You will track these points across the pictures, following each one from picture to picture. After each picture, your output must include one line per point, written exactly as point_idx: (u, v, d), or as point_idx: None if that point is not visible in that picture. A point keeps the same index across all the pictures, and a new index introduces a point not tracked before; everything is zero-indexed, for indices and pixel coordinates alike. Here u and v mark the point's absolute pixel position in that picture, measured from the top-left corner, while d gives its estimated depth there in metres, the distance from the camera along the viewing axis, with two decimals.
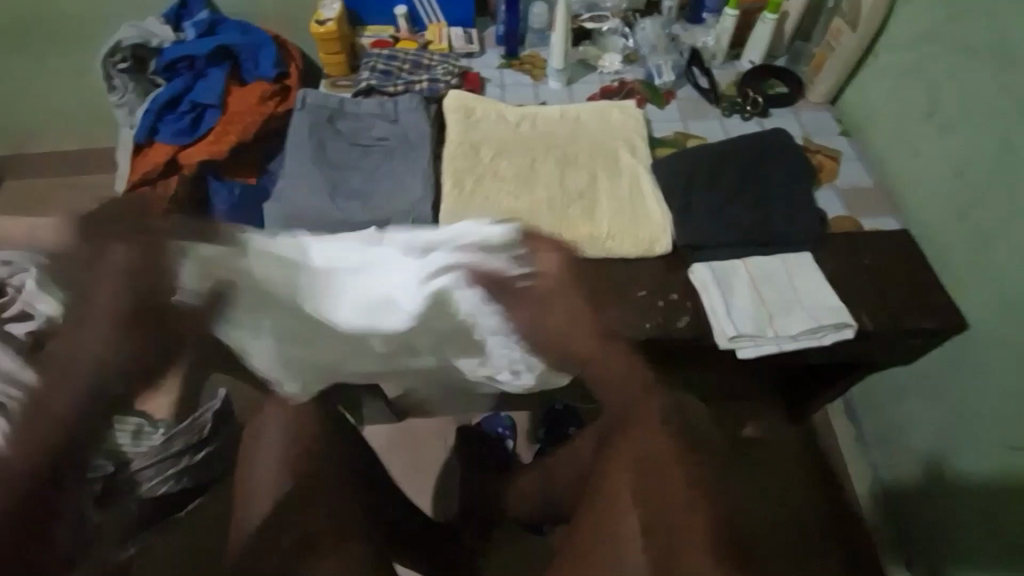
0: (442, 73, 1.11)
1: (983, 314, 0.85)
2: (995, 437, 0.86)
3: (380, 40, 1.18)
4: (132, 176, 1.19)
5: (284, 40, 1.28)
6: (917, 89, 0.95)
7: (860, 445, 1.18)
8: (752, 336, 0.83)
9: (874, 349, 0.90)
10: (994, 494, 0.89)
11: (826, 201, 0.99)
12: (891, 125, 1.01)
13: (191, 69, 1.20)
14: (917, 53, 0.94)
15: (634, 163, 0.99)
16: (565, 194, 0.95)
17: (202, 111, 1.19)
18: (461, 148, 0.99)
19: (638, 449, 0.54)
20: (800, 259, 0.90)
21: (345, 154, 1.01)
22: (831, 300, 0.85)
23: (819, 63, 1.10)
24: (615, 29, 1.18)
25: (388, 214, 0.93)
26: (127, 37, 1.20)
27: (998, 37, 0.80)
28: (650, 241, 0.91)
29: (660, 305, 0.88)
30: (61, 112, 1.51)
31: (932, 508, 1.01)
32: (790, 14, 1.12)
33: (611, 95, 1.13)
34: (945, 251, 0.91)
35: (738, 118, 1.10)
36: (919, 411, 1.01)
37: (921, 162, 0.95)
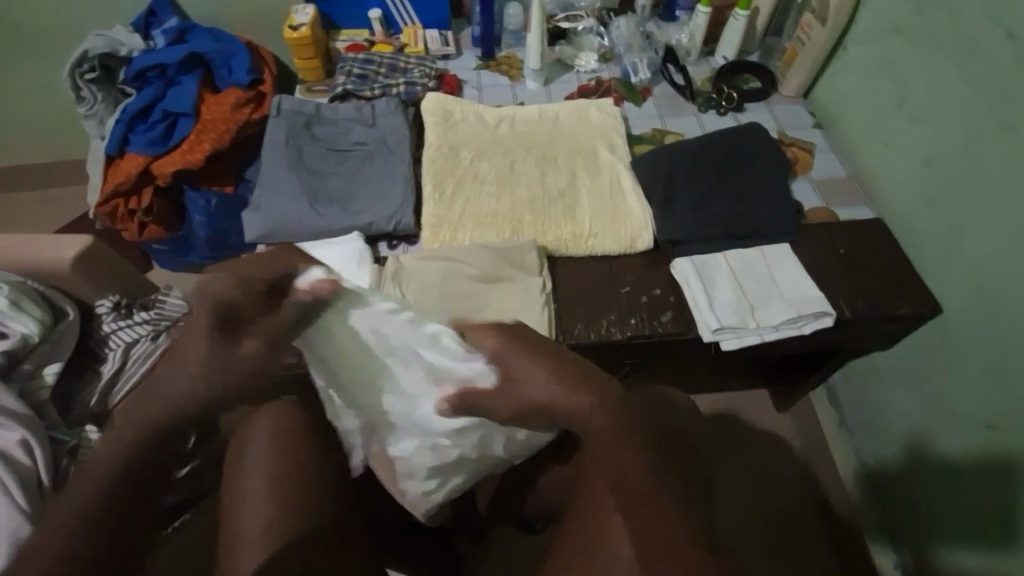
0: (419, 75, 1.10)
1: (956, 299, 0.88)
2: (972, 417, 0.89)
3: (355, 44, 1.17)
4: (105, 189, 1.18)
5: (257, 46, 1.26)
6: (886, 81, 0.97)
7: (843, 431, 1.21)
8: (734, 328, 0.84)
9: (852, 335, 0.92)
10: (972, 474, 0.91)
11: (801, 193, 1.02)
12: (862, 117, 1.03)
13: (162, 77, 1.17)
14: (885, 46, 0.96)
15: (614, 161, 0.99)
16: (547, 194, 0.95)
17: (175, 120, 1.16)
18: (440, 151, 0.99)
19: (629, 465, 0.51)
20: (779, 251, 0.92)
21: (323, 160, 1.00)
22: (810, 290, 0.87)
23: (790, 58, 1.12)
24: (590, 29, 1.19)
25: (370, 219, 0.93)
26: (94, 46, 1.17)
27: (962, 31, 0.82)
28: (632, 237, 0.92)
29: (644, 301, 0.89)
30: (28, 124, 1.47)
31: (914, 490, 1.04)
32: (761, 10, 1.14)
33: (588, 93, 1.13)
34: (919, 239, 0.93)
35: (714, 113, 1.12)
36: (899, 395, 1.03)
37: (892, 152, 0.97)
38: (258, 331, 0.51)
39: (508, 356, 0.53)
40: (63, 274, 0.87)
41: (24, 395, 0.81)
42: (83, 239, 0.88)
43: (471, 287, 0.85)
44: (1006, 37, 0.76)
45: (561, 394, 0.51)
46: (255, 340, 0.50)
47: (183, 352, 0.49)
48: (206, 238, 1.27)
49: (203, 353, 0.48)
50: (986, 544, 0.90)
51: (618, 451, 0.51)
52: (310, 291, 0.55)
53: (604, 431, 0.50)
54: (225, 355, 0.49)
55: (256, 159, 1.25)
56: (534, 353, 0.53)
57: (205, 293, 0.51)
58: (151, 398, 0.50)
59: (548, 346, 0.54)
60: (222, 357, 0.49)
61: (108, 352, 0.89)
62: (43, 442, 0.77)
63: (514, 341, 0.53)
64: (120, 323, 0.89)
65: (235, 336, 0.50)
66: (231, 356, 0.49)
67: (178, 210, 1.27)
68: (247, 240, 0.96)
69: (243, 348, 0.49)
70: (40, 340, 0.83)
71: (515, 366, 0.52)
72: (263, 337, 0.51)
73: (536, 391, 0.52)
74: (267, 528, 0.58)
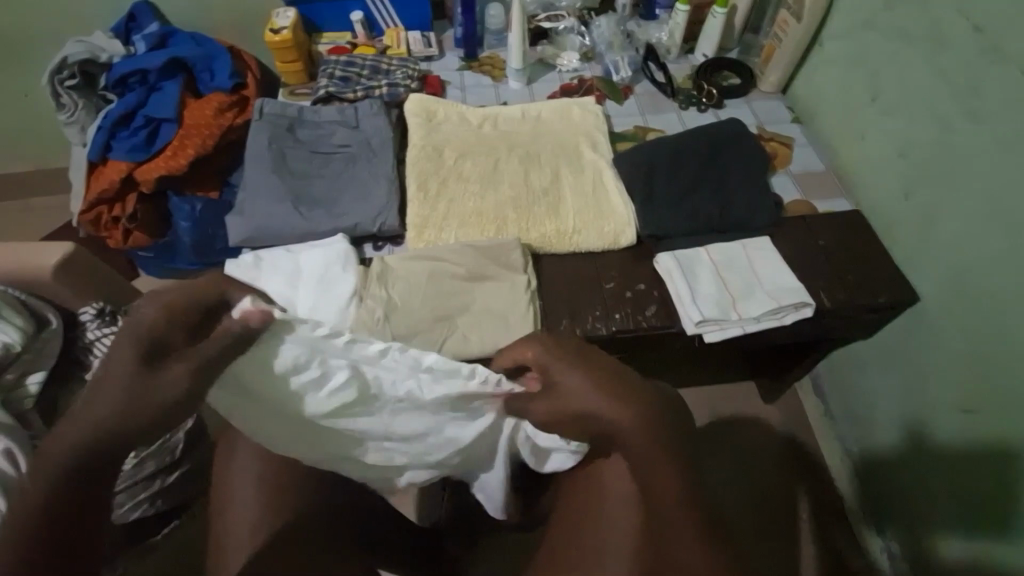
0: (401, 77, 1.10)
1: (932, 288, 0.90)
2: (950, 402, 0.91)
3: (337, 47, 1.17)
4: (88, 197, 1.17)
5: (239, 51, 1.25)
6: (860, 75, 0.99)
7: (828, 419, 1.23)
8: (716, 321, 0.85)
9: (833, 325, 0.93)
10: (958, 463, 0.91)
11: (781, 186, 1.03)
12: (839, 111, 1.05)
13: (143, 83, 1.17)
14: (858, 41, 0.98)
15: (597, 158, 1.00)
16: (530, 192, 0.96)
17: (157, 125, 1.16)
18: (424, 151, 0.99)
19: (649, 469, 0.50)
20: (759, 243, 0.93)
21: (306, 163, 1.00)
22: (790, 281, 0.88)
23: (769, 54, 1.13)
24: (571, 28, 1.20)
25: (355, 219, 0.93)
26: (73, 53, 1.16)
27: (930, 25, 0.84)
28: (615, 233, 0.93)
29: (628, 296, 0.90)
30: (9, 132, 1.46)
31: (897, 478, 1.06)
32: (738, 8, 1.15)
33: (571, 92, 1.14)
34: (895, 230, 0.95)
35: (695, 110, 1.13)
36: (880, 383, 1.05)
37: (868, 145, 0.99)
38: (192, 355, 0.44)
39: (550, 361, 0.56)
40: (46, 280, 0.87)
41: (8, 405, 0.80)
42: (64, 247, 0.87)
43: (457, 286, 0.85)
44: (972, 30, 0.78)
45: (598, 400, 0.52)
46: (180, 366, 0.43)
47: (109, 377, 0.41)
48: (192, 244, 1.26)
49: (128, 379, 0.41)
50: (964, 527, 0.92)
51: (653, 459, 0.50)
52: (240, 324, 0.48)
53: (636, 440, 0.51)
54: (154, 387, 0.42)
55: (240, 163, 1.24)
56: (570, 357, 0.56)
57: (127, 320, 0.43)
58: (79, 428, 0.41)
59: (580, 349, 0.57)
60: (147, 386, 0.42)
61: (92, 360, 0.88)
62: (27, 453, 0.76)
63: (547, 341, 0.58)
64: (103, 330, 0.89)
65: (160, 363, 0.43)
66: (161, 380, 0.42)
67: (163, 215, 1.25)
68: (232, 244, 0.96)
69: (171, 374, 0.43)
70: (23, 349, 0.82)
71: (557, 369, 0.55)
72: (189, 364, 0.43)
73: (570, 392, 0.54)
74: (256, 525, 0.61)
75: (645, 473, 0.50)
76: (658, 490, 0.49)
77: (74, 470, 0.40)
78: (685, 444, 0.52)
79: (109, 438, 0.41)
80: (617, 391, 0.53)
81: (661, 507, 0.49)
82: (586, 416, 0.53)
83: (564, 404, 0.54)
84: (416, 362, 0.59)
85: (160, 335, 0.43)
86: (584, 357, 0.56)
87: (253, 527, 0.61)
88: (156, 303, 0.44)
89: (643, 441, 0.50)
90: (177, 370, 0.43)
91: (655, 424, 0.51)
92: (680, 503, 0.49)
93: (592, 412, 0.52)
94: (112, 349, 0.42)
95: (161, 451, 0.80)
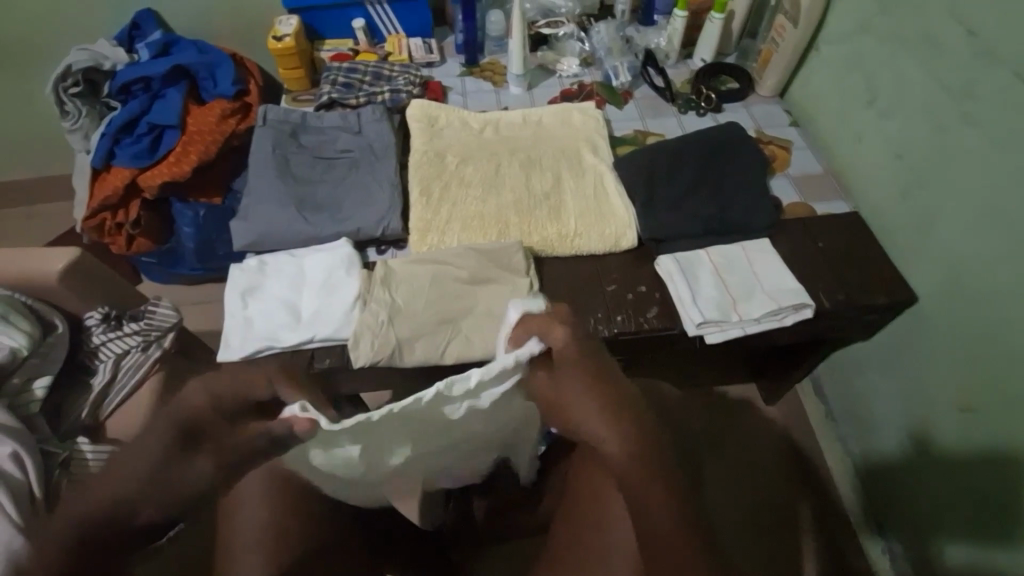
0: (404, 83, 1.12)
1: (931, 288, 0.91)
2: (948, 401, 0.91)
3: (339, 53, 1.18)
4: (91, 204, 1.18)
5: (242, 58, 1.27)
6: (857, 80, 1.00)
7: (829, 421, 1.23)
8: (717, 322, 0.86)
9: (833, 326, 0.94)
10: (960, 464, 0.91)
11: (780, 189, 1.04)
12: (836, 115, 1.06)
13: (147, 90, 1.18)
14: (854, 46, 1.00)
15: (597, 162, 1.01)
16: (531, 196, 0.97)
17: (161, 132, 1.16)
18: (426, 156, 1.00)
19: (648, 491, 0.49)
20: (759, 245, 0.94)
21: (309, 169, 1.01)
22: (790, 282, 0.89)
23: (767, 58, 1.15)
24: (570, 34, 1.22)
25: (359, 224, 0.94)
26: (78, 61, 1.17)
27: (925, 29, 0.85)
28: (616, 236, 0.94)
29: (630, 298, 0.91)
30: (12, 138, 1.46)
31: (898, 478, 1.06)
32: (736, 14, 1.17)
33: (571, 97, 1.16)
34: (893, 231, 0.96)
35: (694, 114, 1.14)
36: (880, 383, 1.06)
37: (865, 148, 1.00)
38: (213, 449, 0.47)
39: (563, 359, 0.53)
40: (52, 285, 0.87)
41: (14, 409, 0.81)
42: (69, 252, 0.88)
43: (459, 289, 0.86)
44: (966, 35, 0.79)
45: (602, 412, 0.51)
46: (208, 457, 0.47)
47: (139, 454, 0.46)
48: (194, 249, 1.29)
49: (155, 461, 0.45)
50: (963, 524, 0.93)
51: (649, 484, 0.49)
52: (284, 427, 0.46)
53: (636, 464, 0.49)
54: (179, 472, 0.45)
55: (243, 169, 1.25)
56: (579, 371, 0.53)
57: (175, 403, 0.48)
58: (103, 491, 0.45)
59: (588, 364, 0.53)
60: (175, 470, 0.45)
61: (98, 364, 0.90)
62: (34, 455, 0.77)
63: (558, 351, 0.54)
64: (109, 335, 0.90)
65: (192, 449, 0.47)
66: (180, 469, 0.46)
67: (166, 221, 1.27)
68: (235, 249, 0.97)
69: (199, 462, 0.46)
70: (29, 353, 0.83)
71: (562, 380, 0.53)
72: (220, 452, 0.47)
73: (574, 397, 0.52)
74: (266, 530, 0.61)
75: (642, 493, 0.49)
76: (657, 517, 0.48)
77: (86, 539, 0.43)
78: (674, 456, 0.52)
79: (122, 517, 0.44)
80: (616, 402, 0.51)
81: (661, 535, 0.47)
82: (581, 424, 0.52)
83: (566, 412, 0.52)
84: (466, 390, 0.50)
85: (199, 424, 0.48)
86: (590, 371, 0.53)
87: (263, 535, 0.60)
88: (206, 392, 0.48)
89: (636, 457, 0.49)
90: (204, 457, 0.46)
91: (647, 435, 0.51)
92: (677, 525, 0.48)
93: (594, 425, 0.51)
94: (150, 432, 0.46)
95: None
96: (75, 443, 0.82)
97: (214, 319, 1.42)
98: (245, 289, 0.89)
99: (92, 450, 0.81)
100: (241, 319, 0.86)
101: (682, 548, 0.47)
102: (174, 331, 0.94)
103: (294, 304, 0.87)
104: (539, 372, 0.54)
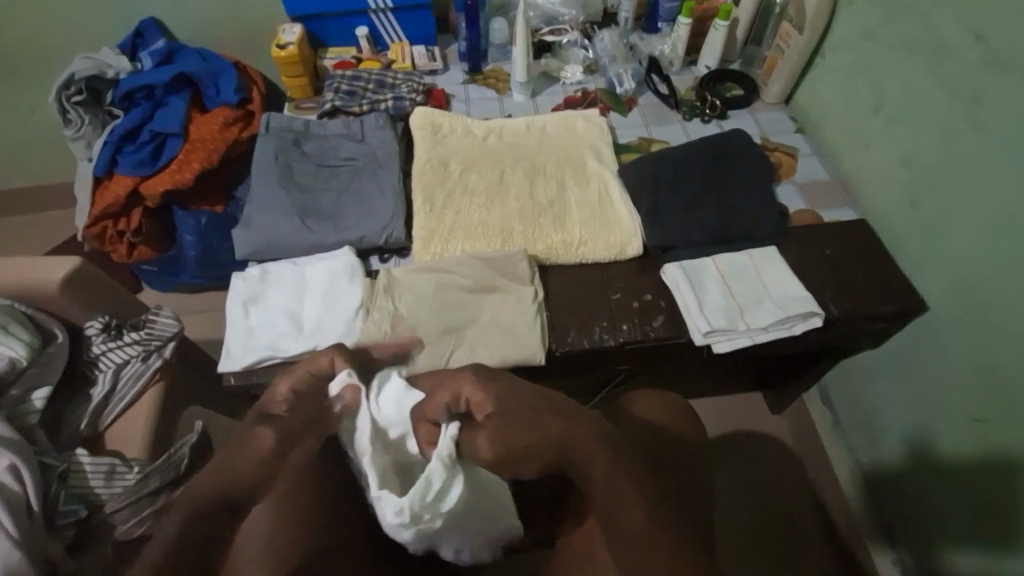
0: (407, 91, 1.11)
1: (941, 297, 0.90)
2: (961, 411, 0.89)
3: (343, 61, 1.18)
4: (93, 211, 1.17)
5: (244, 66, 1.27)
6: (864, 86, 0.99)
7: (837, 432, 1.20)
8: (725, 331, 0.85)
9: (843, 335, 0.93)
10: (967, 471, 0.90)
11: (786, 196, 1.04)
12: (842, 122, 1.06)
13: (150, 98, 1.18)
14: (861, 52, 0.99)
15: (602, 170, 1.00)
16: (535, 204, 0.96)
17: (163, 140, 1.16)
18: (429, 164, 1.00)
19: (629, 503, 0.50)
20: (767, 253, 0.93)
21: (312, 177, 1.00)
22: (799, 291, 0.88)
23: (771, 65, 1.14)
24: (575, 41, 1.22)
25: (362, 232, 0.93)
26: (81, 69, 1.17)
27: (932, 36, 0.85)
28: (621, 244, 0.93)
29: (636, 306, 0.90)
30: (14, 146, 1.46)
31: (907, 489, 1.04)
32: (740, 21, 1.17)
33: (575, 105, 1.15)
34: (901, 238, 0.95)
35: (698, 121, 1.14)
36: (889, 393, 1.04)
37: (872, 155, 0.99)
38: (277, 425, 0.50)
39: (499, 406, 0.48)
40: (52, 295, 0.86)
41: (11, 421, 0.80)
42: (70, 261, 0.87)
43: (463, 298, 0.85)
44: (975, 41, 0.78)
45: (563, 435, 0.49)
46: (272, 429, 0.49)
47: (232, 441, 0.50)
48: (196, 257, 1.28)
49: (237, 442, 0.50)
50: (977, 536, 0.91)
51: (622, 491, 0.50)
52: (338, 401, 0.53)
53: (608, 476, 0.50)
54: (245, 450, 0.49)
55: (245, 177, 1.25)
56: (522, 411, 0.48)
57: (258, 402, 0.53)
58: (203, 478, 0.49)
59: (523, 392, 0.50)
60: (244, 447, 0.49)
61: (97, 374, 0.89)
62: (31, 467, 0.75)
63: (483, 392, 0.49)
64: (109, 344, 0.89)
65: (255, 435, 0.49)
66: (251, 444, 0.49)
67: (167, 229, 1.26)
68: (238, 258, 0.96)
69: (264, 433, 0.49)
70: (28, 363, 0.82)
71: (510, 425, 0.48)
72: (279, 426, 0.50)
73: (531, 437, 0.48)
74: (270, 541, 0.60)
75: (620, 503, 0.50)
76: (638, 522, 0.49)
77: (194, 517, 0.48)
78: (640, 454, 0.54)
79: (214, 497, 0.48)
80: (568, 417, 0.50)
81: (640, 537, 0.49)
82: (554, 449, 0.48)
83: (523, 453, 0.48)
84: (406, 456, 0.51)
85: (270, 408, 0.51)
86: (529, 402, 0.49)
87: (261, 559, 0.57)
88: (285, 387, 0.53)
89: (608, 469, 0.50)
90: (260, 430, 0.49)
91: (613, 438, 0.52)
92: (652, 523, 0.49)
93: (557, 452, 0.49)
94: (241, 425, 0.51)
95: (168, 465, 0.82)
96: (73, 455, 0.81)
97: (215, 328, 1.41)
98: (246, 298, 0.88)
99: (91, 461, 0.80)
100: (242, 329, 0.85)
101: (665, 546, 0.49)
102: (174, 340, 0.93)
103: (295, 313, 0.86)
104: (481, 434, 0.48)
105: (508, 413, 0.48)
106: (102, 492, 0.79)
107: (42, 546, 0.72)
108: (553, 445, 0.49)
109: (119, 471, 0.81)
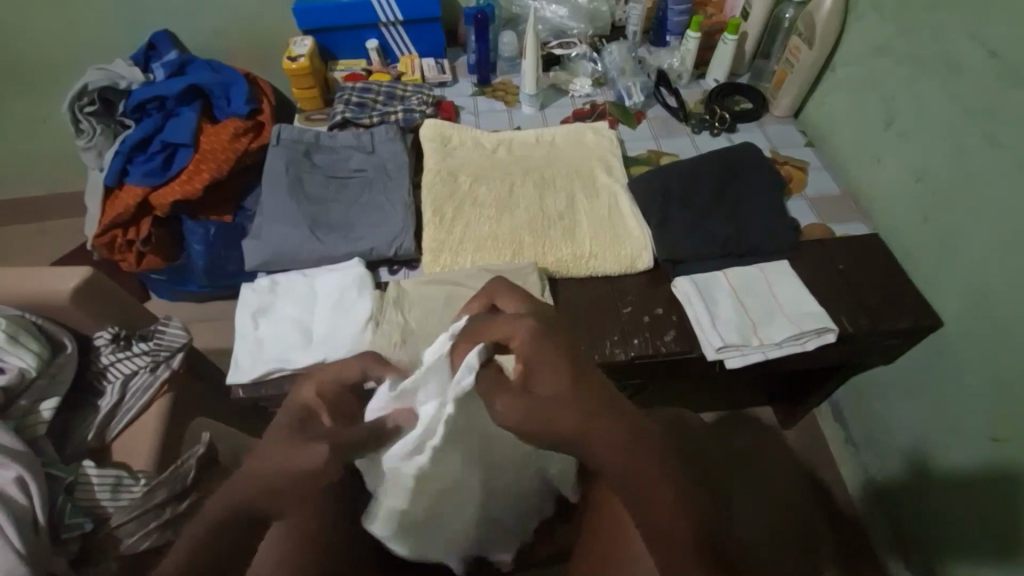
0: (417, 103, 1.11)
1: (953, 315, 0.89)
2: (978, 429, 0.88)
3: (352, 73, 1.19)
4: (103, 220, 1.18)
5: (255, 78, 1.28)
6: (874, 100, 0.99)
7: (850, 446, 1.20)
8: (738, 346, 0.84)
9: (855, 350, 0.92)
10: (984, 488, 0.88)
11: (797, 210, 1.03)
12: (854, 134, 1.05)
13: (161, 110, 1.18)
14: (873, 65, 0.99)
15: (611, 183, 1.00)
16: (545, 216, 0.96)
17: (174, 150, 1.17)
18: (439, 175, 1.00)
19: (636, 480, 0.46)
20: (778, 268, 0.92)
21: (322, 188, 1.00)
22: (811, 306, 0.87)
23: (780, 80, 1.15)
24: (583, 55, 1.22)
25: (371, 243, 0.93)
26: (94, 80, 1.19)
27: (944, 52, 0.85)
28: (631, 257, 0.93)
29: (646, 320, 0.89)
30: (25, 154, 1.47)
31: (919, 504, 1.03)
32: (748, 35, 1.18)
33: (584, 117, 1.15)
34: (914, 253, 0.94)
35: (707, 134, 1.14)
36: (903, 409, 1.03)
37: (882, 168, 0.99)
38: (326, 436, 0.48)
39: (534, 363, 0.48)
40: (61, 306, 0.86)
41: (20, 431, 0.80)
42: (81, 271, 0.87)
43: None
44: (988, 56, 0.78)
45: (580, 416, 0.45)
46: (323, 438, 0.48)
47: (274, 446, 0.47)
48: (205, 267, 1.27)
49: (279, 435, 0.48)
50: (995, 558, 0.89)
51: (630, 477, 0.46)
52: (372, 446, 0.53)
53: (627, 460, 0.46)
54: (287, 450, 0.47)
55: (255, 187, 1.26)
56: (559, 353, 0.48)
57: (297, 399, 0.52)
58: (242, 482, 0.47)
59: (569, 358, 0.48)
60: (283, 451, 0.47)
61: (106, 385, 0.89)
62: (39, 479, 0.75)
63: (537, 340, 0.49)
64: (119, 354, 0.89)
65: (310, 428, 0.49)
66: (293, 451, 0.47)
67: (177, 238, 1.26)
68: (247, 268, 0.96)
69: (314, 447, 0.47)
70: (38, 374, 0.82)
71: (536, 374, 0.47)
72: (327, 443, 0.47)
73: (549, 406, 0.46)
74: None
75: (653, 531, 0.46)
76: (650, 509, 0.46)
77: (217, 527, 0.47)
78: (682, 464, 0.48)
79: (243, 510, 0.47)
80: (597, 400, 0.46)
81: (653, 512, 0.46)
82: (569, 442, 0.46)
83: (549, 422, 0.46)
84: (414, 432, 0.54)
85: (315, 416, 0.51)
86: (565, 373, 0.47)
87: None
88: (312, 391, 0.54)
89: (627, 459, 0.45)
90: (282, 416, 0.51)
91: (649, 449, 0.46)
92: (667, 507, 0.45)
93: (582, 434, 0.45)
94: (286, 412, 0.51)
95: (175, 478, 0.82)
96: (82, 467, 0.80)
97: (224, 336, 1.41)
98: (256, 309, 0.87)
99: (98, 473, 0.79)
100: (251, 340, 0.85)
101: (693, 568, 0.45)
102: (183, 351, 0.93)
103: (306, 324, 0.86)
104: (508, 397, 0.47)
105: (545, 362, 0.47)
106: (108, 504, 0.79)
107: (46, 561, 0.72)
108: (562, 425, 0.45)
109: (125, 484, 0.80)
